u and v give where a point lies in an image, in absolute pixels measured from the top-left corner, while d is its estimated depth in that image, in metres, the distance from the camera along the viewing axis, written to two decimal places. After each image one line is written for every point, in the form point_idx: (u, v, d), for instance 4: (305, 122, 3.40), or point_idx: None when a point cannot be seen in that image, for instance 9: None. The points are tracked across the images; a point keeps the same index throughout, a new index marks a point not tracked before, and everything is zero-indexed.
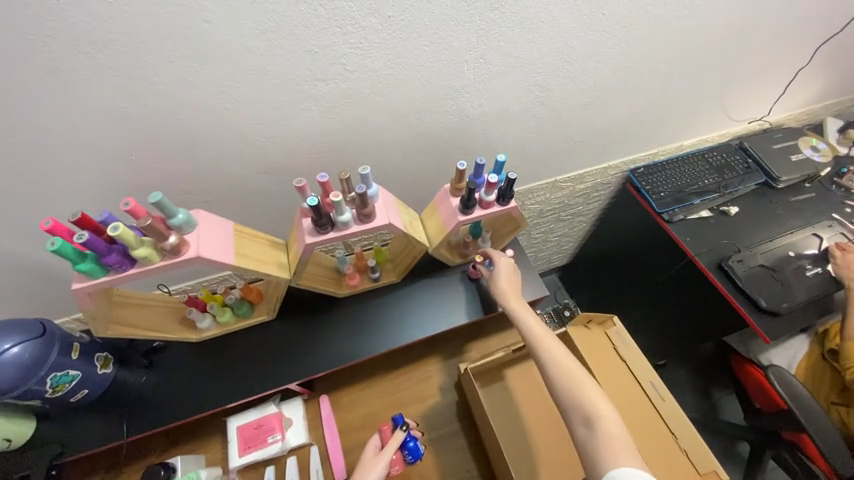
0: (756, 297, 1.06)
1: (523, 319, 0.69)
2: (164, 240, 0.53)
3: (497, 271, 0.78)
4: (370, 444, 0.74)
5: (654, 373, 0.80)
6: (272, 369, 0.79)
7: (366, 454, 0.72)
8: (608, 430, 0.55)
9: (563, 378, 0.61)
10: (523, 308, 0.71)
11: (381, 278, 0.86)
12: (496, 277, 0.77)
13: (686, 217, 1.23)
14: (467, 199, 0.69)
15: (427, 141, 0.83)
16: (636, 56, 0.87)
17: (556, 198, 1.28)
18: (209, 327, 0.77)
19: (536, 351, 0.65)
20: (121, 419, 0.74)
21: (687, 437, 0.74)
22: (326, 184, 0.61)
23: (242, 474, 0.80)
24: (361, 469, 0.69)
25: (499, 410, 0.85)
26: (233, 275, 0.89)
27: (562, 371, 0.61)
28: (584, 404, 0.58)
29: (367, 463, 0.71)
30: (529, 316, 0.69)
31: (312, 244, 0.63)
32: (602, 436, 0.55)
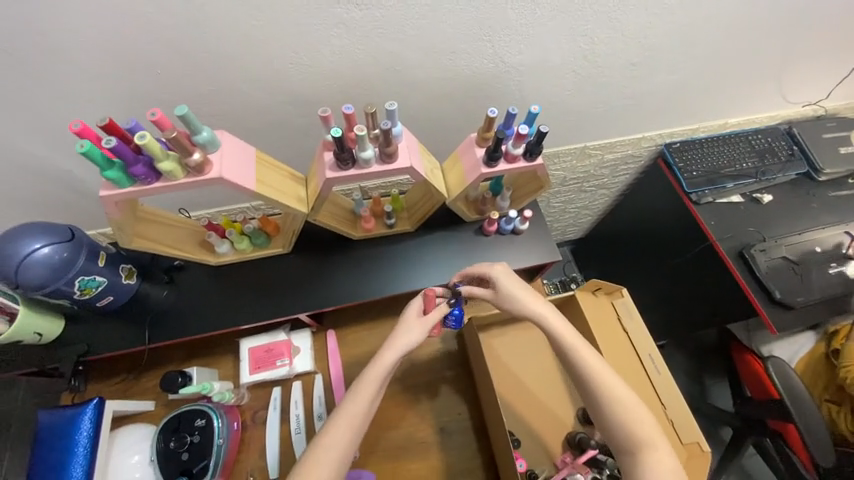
0: (771, 288, 1.04)
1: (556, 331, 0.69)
2: (189, 155, 0.53)
3: (504, 290, 0.73)
4: (414, 305, 0.73)
5: (655, 347, 0.81)
6: (283, 299, 0.82)
7: (409, 315, 0.72)
8: (651, 451, 0.62)
9: (610, 409, 0.64)
10: (557, 321, 0.71)
11: (395, 225, 0.86)
12: (509, 294, 0.72)
13: (716, 200, 1.18)
14: (494, 150, 0.67)
15: (458, 87, 0.80)
16: (698, 13, 0.79)
17: (582, 167, 1.24)
18: (227, 252, 0.80)
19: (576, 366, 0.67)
20: (144, 328, 0.79)
21: (676, 409, 0.76)
22: (350, 117, 0.59)
23: (251, 390, 0.86)
24: (399, 332, 0.70)
25: (498, 365, 0.87)
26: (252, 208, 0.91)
27: (611, 397, 0.65)
28: (629, 427, 0.63)
29: (409, 324, 0.71)
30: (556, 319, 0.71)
31: (332, 179, 0.63)
32: (652, 462, 0.60)
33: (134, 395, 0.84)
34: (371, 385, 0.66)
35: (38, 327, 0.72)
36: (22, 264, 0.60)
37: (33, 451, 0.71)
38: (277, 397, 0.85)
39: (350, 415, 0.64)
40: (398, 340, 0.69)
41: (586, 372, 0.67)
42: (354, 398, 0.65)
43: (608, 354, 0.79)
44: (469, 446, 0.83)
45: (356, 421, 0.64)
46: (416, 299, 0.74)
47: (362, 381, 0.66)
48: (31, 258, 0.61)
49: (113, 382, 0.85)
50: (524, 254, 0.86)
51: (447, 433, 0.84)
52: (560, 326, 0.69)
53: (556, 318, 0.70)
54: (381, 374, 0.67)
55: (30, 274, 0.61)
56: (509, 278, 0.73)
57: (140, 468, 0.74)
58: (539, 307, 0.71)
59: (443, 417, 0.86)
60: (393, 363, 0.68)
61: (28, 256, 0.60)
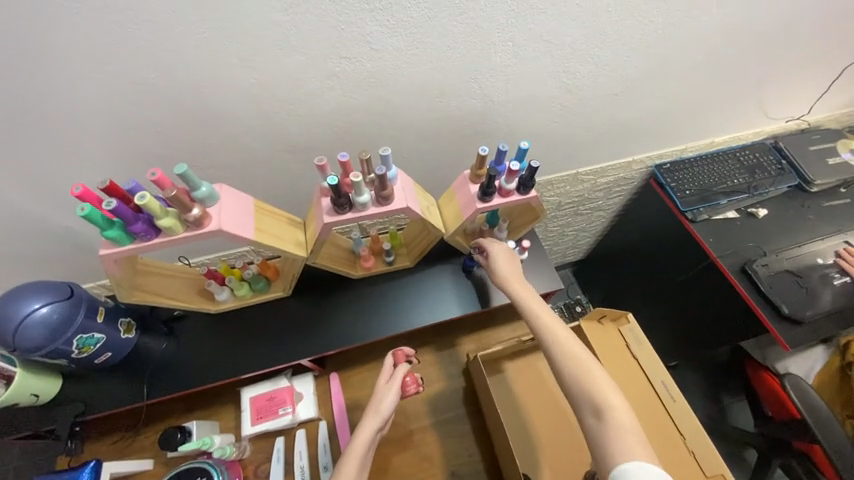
0: (779, 302, 1.03)
1: (526, 303, 0.68)
2: (188, 211, 0.54)
3: (494, 261, 0.75)
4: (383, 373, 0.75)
5: (667, 373, 0.78)
6: (285, 344, 0.81)
7: (380, 382, 0.73)
8: (617, 423, 0.54)
9: (573, 376, 0.59)
10: (528, 295, 0.69)
11: (395, 262, 0.86)
12: (494, 263, 0.75)
13: (711, 217, 1.19)
14: (487, 186, 0.68)
15: (449, 126, 0.82)
16: (673, 44, 0.83)
17: (576, 191, 1.25)
18: (227, 299, 0.79)
19: (542, 336, 0.64)
20: (143, 383, 0.77)
21: (697, 438, 0.72)
22: (345, 164, 0.60)
23: (253, 442, 0.83)
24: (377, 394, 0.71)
25: (507, 400, 0.85)
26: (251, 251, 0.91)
27: (574, 363, 0.60)
28: (592, 393, 0.57)
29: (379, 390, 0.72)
30: (529, 295, 0.68)
31: (329, 223, 0.63)
32: (616, 429, 0.53)
33: (131, 453, 0.81)
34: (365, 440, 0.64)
35: (36, 387, 0.70)
36: (21, 325, 0.60)
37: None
38: (280, 448, 0.81)
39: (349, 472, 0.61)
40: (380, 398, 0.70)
41: (545, 335, 0.63)
42: (352, 453, 0.63)
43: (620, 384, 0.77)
44: None
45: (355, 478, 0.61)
46: (385, 360, 0.77)
47: (355, 438, 0.65)
48: (30, 319, 0.60)
49: (110, 441, 0.82)
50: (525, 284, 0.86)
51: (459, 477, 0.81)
52: (526, 295, 0.68)
53: (524, 290, 0.69)
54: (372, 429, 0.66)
55: (28, 335, 0.61)
56: (500, 250, 0.76)
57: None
58: (514, 283, 0.71)
59: (454, 459, 0.82)
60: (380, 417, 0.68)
61: (27, 317, 0.60)
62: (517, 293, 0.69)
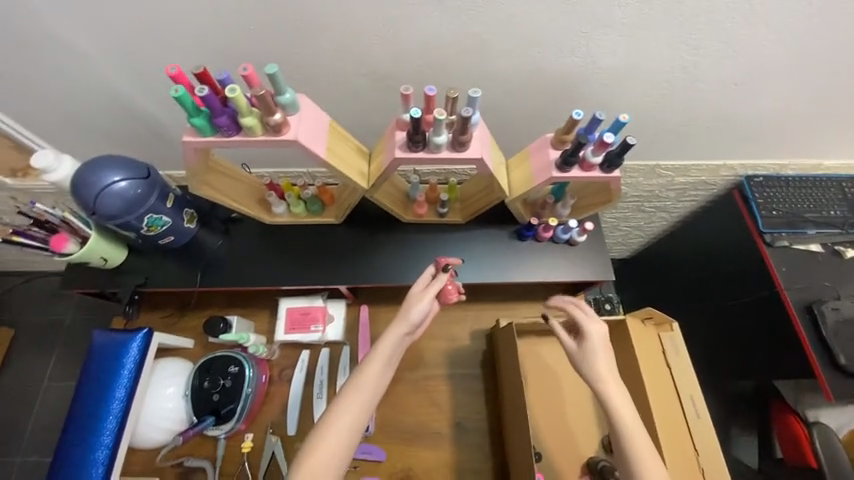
0: (837, 351, 0.95)
1: (618, 413, 0.62)
2: (270, 114, 0.54)
3: (592, 351, 0.66)
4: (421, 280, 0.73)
5: (699, 391, 0.75)
6: (327, 269, 0.83)
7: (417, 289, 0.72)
8: None
9: None
10: (621, 399, 0.63)
11: (448, 215, 0.84)
12: (589, 352, 0.66)
13: (790, 245, 1.08)
14: (570, 154, 0.63)
15: (539, 82, 0.75)
16: (827, 37, 0.70)
17: (647, 185, 1.16)
18: (282, 213, 0.81)
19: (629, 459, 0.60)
20: (197, 272, 0.83)
21: (711, 458, 0.71)
22: (431, 99, 0.57)
23: (281, 348, 0.89)
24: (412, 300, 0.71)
25: (528, 373, 0.85)
26: (309, 174, 0.91)
27: None
28: None
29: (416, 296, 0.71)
30: (623, 402, 0.63)
31: (400, 159, 0.61)
32: None
33: (176, 330, 0.89)
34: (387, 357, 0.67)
35: (105, 252, 0.77)
36: (103, 193, 0.65)
37: (82, 371, 0.77)
38: (305, 359, 0.87)
39: (366, 382, 0.65)
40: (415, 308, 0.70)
41: (632, 454, 0.60)
42: (373, 364, 0.66)
43: (648, 388, 0.74)
44: (482, 447, 0.83)
45: (371, 390, 0.65)
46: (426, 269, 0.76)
47: (376, 349, 0.67)
48: (110, 190, 0.65)
49: (161, 315, 0.90)
50: (574, 267, 0.83)
51: (461, 429, 0.84)
52: (621, 405, 0.62)
53: (619, 395, 0.63)
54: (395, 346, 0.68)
55: (107, 204, 0.65)
56: (600, 339, 0.66)
57: (174, 400, 0.79)
58: (608, 383, 0.64)
59: (460, 412, 0.85)
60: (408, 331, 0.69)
61: (107, 188, 0.65)
62: (614, 403, 0.63)
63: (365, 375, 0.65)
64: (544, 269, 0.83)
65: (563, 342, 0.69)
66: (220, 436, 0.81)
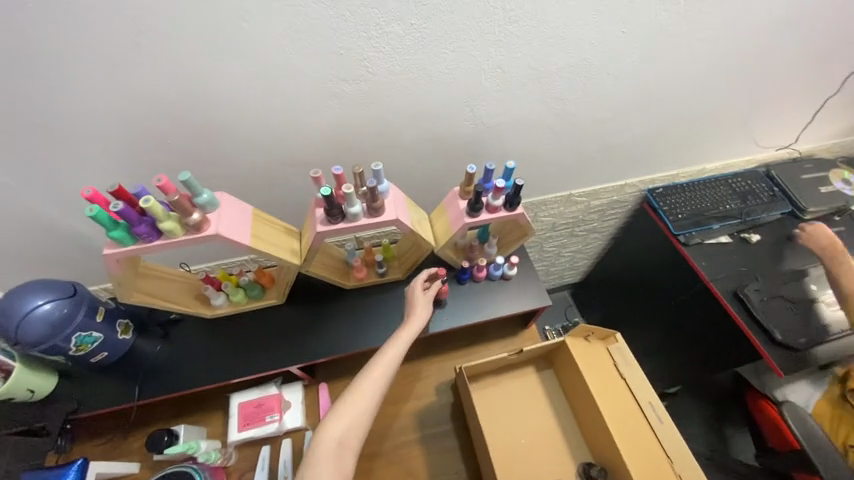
0: (771, 329, 1.01)
1: None
2: (188, 216, 0.58)
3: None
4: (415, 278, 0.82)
5: (656, 395, 0.77)
6: (276, 352, 0.82)
7: (415, 287, 0.81)
8: None
9: None
10: None
11: (387, 274, 0.88)
12: None
13: (704, 241, 1.20)
14: (475, 202, 0.71)
15: (442, 144, 0.86)
16: (658, 75, 0.87)
17: (570, 212, 1.28)
18: (222, 304, 0.82)
19: None
20: (135, 384, 0.79)
21: (685, 463, 0.70)
22: (339, 177, 0.64)
23: (239, 449, 0.83)
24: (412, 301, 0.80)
25: (491, 417, 0.82)
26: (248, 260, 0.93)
27: None
28: None
29: (414, 296, 0.80)
30: None
31: (322, 232, 0.66)
32: None
33: (118, 456, 0.81)
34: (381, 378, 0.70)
35: (33, 383, 0.72)
36: (23, 320, 0.62)
37: None
38: (265, 456, 0.81)
39: (342, 426, 0.65)
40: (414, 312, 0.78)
41: None
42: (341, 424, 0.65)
43: (606, 404, 0.76)
44: None
45: (346, 437, 0.64)
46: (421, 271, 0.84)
47: (356, 388, 0.68)
48: (33, 315, 0.63)
49: (99, 442, 0.83)
50: (513, 300, 0.87)
51: None
52: None
53: None
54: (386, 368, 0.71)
55: (29, 331, 0.63)
56: None
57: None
58: None
59: (438, 475, 0.81)
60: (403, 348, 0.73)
61: (29, 313, 0.63)
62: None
63: (344, 416, 0.65)
64: (487, 307, 0.87)
65: None
66: None
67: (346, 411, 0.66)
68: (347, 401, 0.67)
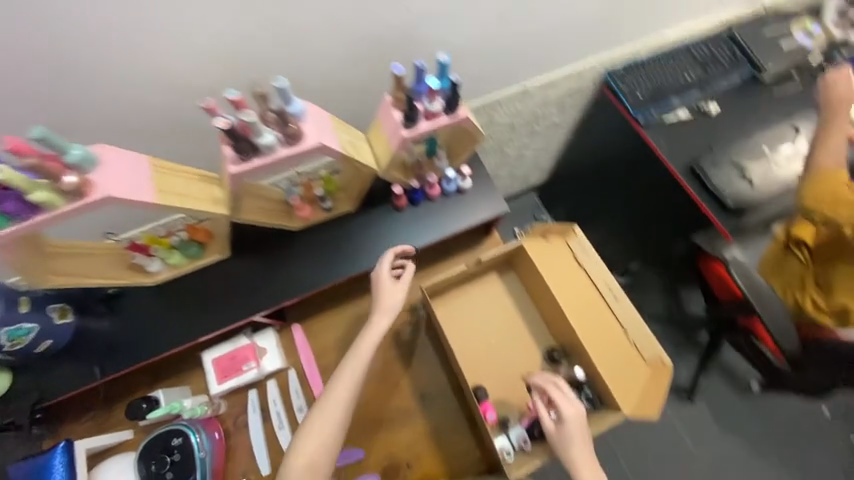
0: (722, 196, 1.04)
1: (572, 455, 0.68)
2: (61, 179, 0.52)
3: (568, 437, 0.69)
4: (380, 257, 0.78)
5: (612, 276, 0.81)
6: (233, 306, 0.78)
7: (380, 280, 0.76)
8: None
9: None
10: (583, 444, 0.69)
11: (334, 208, 0.80)
12: (564, 435, 0.69)
13: (663, 119, 1.15)
14: (410, 110, 0.63)
15: (365, 45, 0.73)
16: None
17: (527, 109, 1.20)
18: (162, 269, 0.76)
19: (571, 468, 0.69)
20: (93, 362, 0.75)
21: (637, 330, 0.77)
22: (237, 102, 0.52)
23: (227, 398, 0.85)
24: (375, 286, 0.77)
25: (457, 324, 0.83)
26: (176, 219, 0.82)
27: None
28: None
29: (380, 289, 0.77)
30: (584, 449, 0.69)
31: (237, 174, 0.57)
32: None
33: (111, 425, 0.82)
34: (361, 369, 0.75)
35: None
36: None
37: None
38: (254, 399, 0.85)
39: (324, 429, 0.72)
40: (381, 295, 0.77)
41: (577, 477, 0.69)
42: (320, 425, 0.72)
43: (565, 295, 0.79)
44: (450, 408, 0.84)
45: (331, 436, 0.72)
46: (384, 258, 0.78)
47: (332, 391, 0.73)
48: None
49: (86, 419, 0.82)
50: (471, 213, 0.83)
51: (428, 398, 0.85)
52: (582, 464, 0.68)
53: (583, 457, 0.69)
54: (363, 359, 0.75)
55: None
56: (577, 426, 0.69)
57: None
58: (581, 459, 0.68)
59: (422, 383, 0.86)
60: (374, 343, 0.76)
61: None
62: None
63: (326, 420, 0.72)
64: (445, 224, 0.83)
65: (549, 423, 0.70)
66: None
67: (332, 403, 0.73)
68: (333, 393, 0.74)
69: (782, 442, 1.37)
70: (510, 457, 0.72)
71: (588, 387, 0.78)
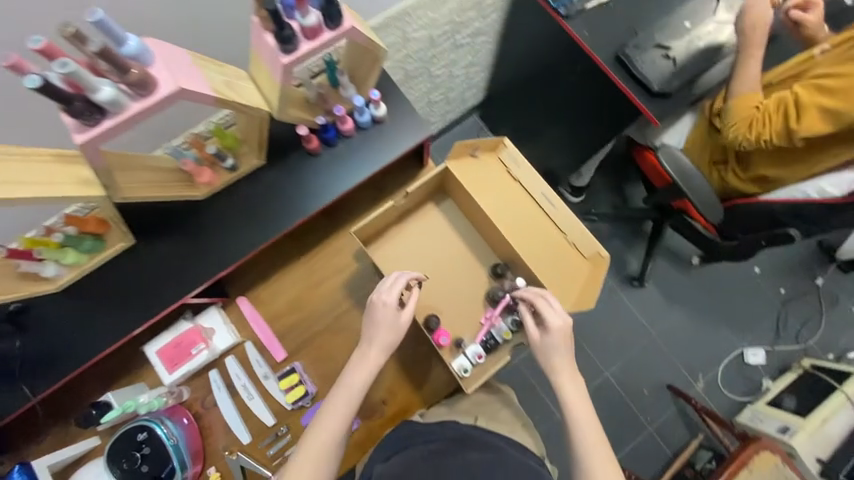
0: (649, 82, 1.01)
1: (546, 362, 0.70)
2: None
3: (550, 343, 0.69)
4: (389, 279, 0.72)
5: (546, 184, 0.80)
6: (153, 295, 0.70)
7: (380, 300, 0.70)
8: (588, 438, 0.66)
9: (583, 440, 0.65)
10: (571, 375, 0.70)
11: (239, 165, 0.72)
12: (549, 346, 0.69)
13: (585, 7, 1.06)
14: (280, 29, 0.53)
15: None
16: None
17: (442, 17, 1.06)
18: (60, 273, 0.68)
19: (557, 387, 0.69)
20: (19, 383, 0.67)
21: (575, 232, 0.78)
22: (47, 50, 0.42)
23: (188, 384, 0.83)
24: (371, 307, 0.71)
25: (400, 262, 0.81)
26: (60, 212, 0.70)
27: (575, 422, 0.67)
28: (574, 432, 0.66)
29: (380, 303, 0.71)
30: (562, 353, 0.69)
31: (87, 143, 0.49)
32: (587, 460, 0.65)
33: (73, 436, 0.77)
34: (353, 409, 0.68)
35: None
36: None
37: None
38: (217, 378, 0.82)
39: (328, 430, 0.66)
40: (379, 318, 0.70)
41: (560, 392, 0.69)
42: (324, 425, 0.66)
43: (502, 212, 0.79)
44: (414, 343, 0.84)
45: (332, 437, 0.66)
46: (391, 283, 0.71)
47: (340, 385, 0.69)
48: None
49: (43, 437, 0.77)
50: (390, 145, 0.77)
51: None
52: (574, 394, 0.68)
53: (574, 385, 0.69)
54: (353, 398, 0.68)
55: None
56: (563, 335, 0.69)
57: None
58: (562, 375, 0.69)
59: None
60: (377, 357, 0.70)
61: None
62: (563, 384, 0.69)
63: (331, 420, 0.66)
64: (366, 162, 0.76)
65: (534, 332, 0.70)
66: None
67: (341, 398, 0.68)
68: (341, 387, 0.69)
69: (720, 302, 1.54)
70: (468, 373, 0.76)
71: None
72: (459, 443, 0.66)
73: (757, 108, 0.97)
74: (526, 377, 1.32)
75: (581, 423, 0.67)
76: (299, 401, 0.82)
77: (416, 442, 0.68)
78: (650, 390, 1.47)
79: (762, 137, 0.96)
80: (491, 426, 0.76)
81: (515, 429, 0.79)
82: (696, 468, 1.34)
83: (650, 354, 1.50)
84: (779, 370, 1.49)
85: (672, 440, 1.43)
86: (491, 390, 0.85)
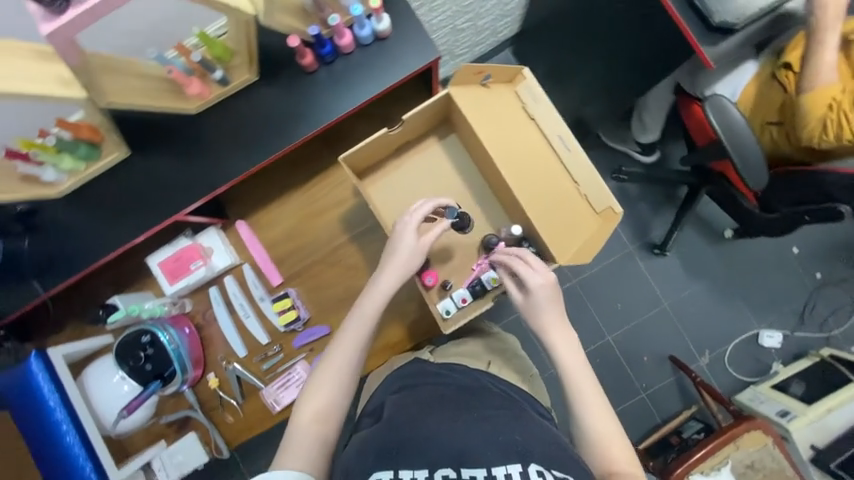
0: (709, 12, 0.84)
1: (540, 329, 0.66)
2: None
3: (536, 304, 0.66)
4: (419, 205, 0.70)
5: (565, 126, 0.73)
6: (150, 209, 0.71)
7: (409, 222, 0.69)
8: (584, 393, 0.62)
9: (576, 395, 0.62)
10: (562, 335, 0.65)
11: (231, 78, 0.68)
12: (534, 305, 0.66)
13: None
14: None
15: None
16: None
17: None
18: (61, 178, 0.69)
19: (549, 349, 0.65)
20: (31, 278, 0.72)
21: (588, 180, 0.72)
22: None
23: (191, 297, 0.87)
24: (401, 230, 0.69)
25: (394, 197, 0.78)
26: (47, 112, 0.66)
27: (569, 379, 0.62)
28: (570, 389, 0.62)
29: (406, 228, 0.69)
30: (550, 313, 0.66)
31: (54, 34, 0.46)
32: (585, 411, 0.61)
33: (89, 332, 0.85)
34: (360, 349, 0.65)
35: None
36: None
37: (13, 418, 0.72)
38: (215, 296, 0.86)
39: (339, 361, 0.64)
40: (406, 240, 0.69)
41: (554, 352, 0.64)
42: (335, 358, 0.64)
43: (509, 151, 0.72)
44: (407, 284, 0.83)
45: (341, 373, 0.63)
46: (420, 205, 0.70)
47: (353, 315, 0.67)
48: None
49: (64, 330, 0.85)
50: (394, 69, 0.70)
51: None
52: (567, 349, 0.64)
53: (569, 340, 0.65)
54: (363, 333, 0.65)
55: None
56: (549, 294, 0.65)
57: (124, 382, 0.78)
58: (551, 327, 0.65)
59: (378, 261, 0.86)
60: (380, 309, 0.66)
61: None
62: (554, 346, 0.64)
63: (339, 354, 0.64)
64: (366, 84, 0.70)
65: (518, 298, 0.68)
66: (182, 388, 0.84)
67: (347, 334, 0.65)
68: (352, 320, 0.66)
69: (746, 280, 1.44)
70: (451, 315, 0.74)
71: (529, 242, 0.74)
72: (475, 395, 0.64)
73: (832, 106, 0.85)
74: (524, 331, 1.32)
75: (578, 383, 0.62)
76: (291, 324, 0.85)
77: (425, 380, 0.68)
78: (650, 359, 1.45)
79: (843, 138, 0.84)
80: (503, 374, 0.76)
81: (525, 380, 0.79)
82: (682, 436, 1.32)
83: (657, 324, 1.45)
84: (794, 356, 1.41)
85: (664, 408, 1.43)
86: (502, 340, 0.85)
